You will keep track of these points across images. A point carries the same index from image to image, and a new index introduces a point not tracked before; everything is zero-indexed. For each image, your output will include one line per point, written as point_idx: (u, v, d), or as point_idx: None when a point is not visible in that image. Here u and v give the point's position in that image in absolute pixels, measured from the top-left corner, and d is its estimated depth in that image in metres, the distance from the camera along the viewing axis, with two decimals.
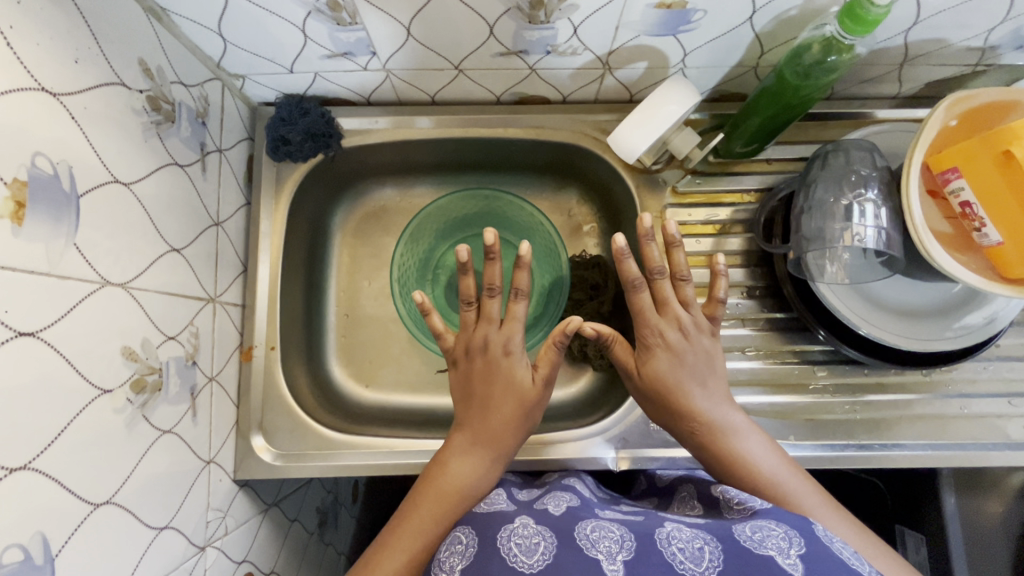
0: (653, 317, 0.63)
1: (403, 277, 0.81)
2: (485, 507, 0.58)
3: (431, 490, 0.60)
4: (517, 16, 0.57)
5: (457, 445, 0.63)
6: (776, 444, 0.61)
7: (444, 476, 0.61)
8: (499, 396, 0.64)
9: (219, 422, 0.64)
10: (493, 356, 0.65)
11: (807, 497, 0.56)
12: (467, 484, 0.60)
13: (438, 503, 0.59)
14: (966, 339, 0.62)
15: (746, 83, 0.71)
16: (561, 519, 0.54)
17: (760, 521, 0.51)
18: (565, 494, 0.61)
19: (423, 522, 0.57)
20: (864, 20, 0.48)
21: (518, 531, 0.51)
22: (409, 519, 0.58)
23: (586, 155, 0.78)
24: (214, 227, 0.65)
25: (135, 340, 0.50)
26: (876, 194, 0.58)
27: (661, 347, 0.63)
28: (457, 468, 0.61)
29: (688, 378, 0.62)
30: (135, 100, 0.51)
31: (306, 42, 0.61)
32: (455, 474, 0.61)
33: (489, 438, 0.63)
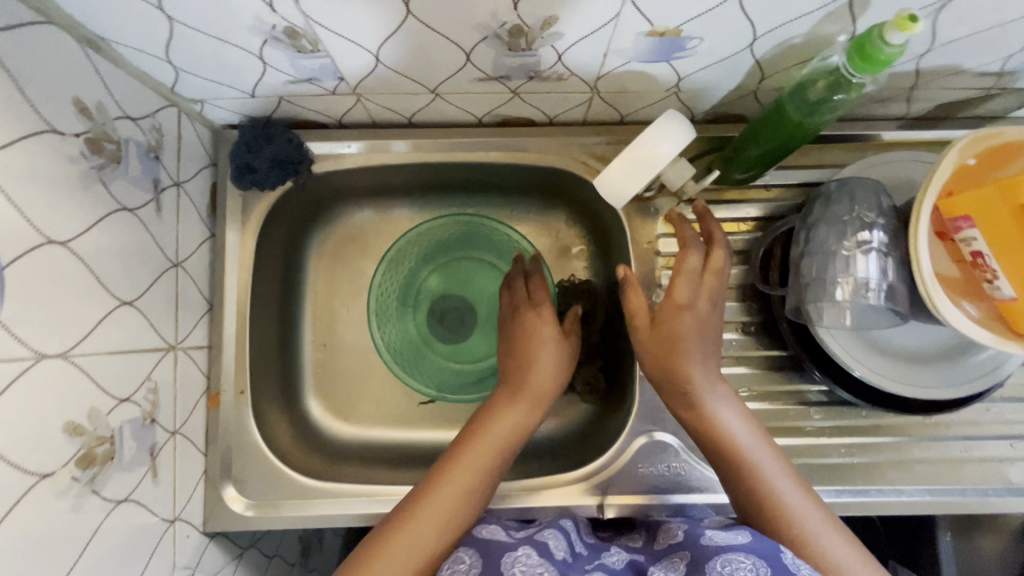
0: (682, 281, 0.59)
1: (382, 305, 0.78)
2: (485, 534, 0.55)
3: (468, 455, 0.59)
4: (496, 44, 0.52)
5: (492, 417, 0.63)
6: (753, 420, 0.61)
7: (479, 444, 0.60)
8: (530, 371, 0.66)
9: (186, 475, 0.60)
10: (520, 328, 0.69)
11: (781, 480, 0.55)
12: (501, 453, 0.60)
13: (476, 469, 0.58)
14: (969, 388, 0.59)
15: (745, 105, 0.66)
16: (562, 559, 0.52)
17: (730, 554, 0.49)
18: (561, 533, 0.57)
19: (461, 485, 0.57)
20: (874, 59, 0.43)
21: (523, 560, 0.50)
22: (445, 482, 0.56)
23: (574, 179, 0.73)
24: (174, 269, 0.60)
25: (80, 412, 0.46)
26: (881, 244, 0.53)
27: (690, 310, 0.59)
28: (493, 436, 0.61)
29: (696, 344, 0.59)
30: (70, 146, 0.46)
31: (266, 69, 0.56)
32: (490, 443, 0.60)
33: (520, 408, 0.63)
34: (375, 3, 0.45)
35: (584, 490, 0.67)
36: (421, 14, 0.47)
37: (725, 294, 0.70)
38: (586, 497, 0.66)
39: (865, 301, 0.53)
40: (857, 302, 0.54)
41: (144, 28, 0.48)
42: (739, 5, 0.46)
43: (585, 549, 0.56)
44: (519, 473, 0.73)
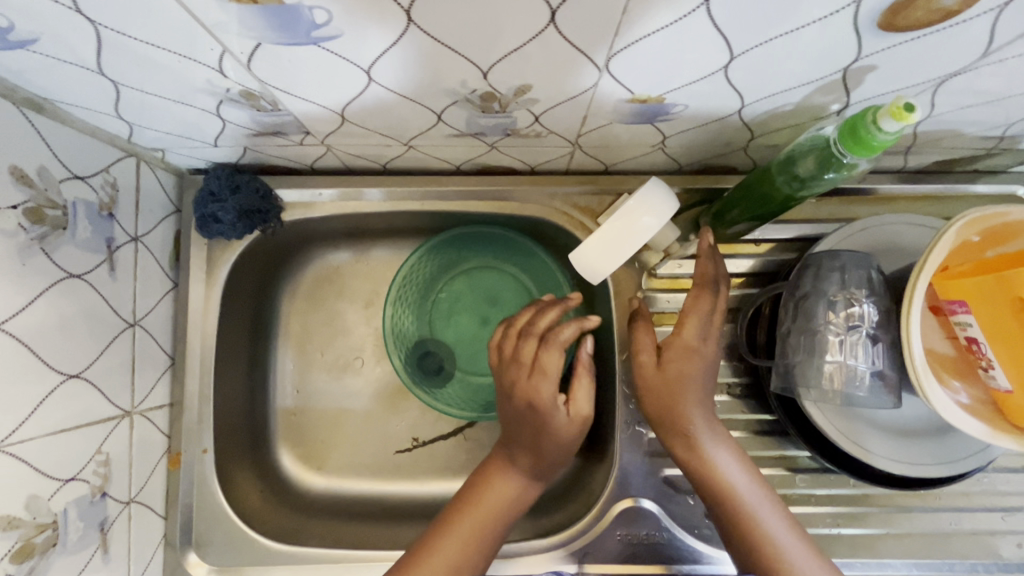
0: (695, 321, 0.55)
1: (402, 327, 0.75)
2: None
3: (467, 514, 0.57)
4: (468, 106, 0.49)
5: (495, 477, 0.60)
6: (750, 462, 0.57)
7: (482, 501, 0.58)
8: (539, 435, 0.58)
9: (143, 544, 0.58)
10: (525, 399, 0.57)
11: (780, 529, 0.52)
12: (504, 514, 0.58)
13: (478, 526, 0.57)
14: (958, 466, 0.57)
15: (735, 159, 0.63)
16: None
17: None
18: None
19: (460, 546, 0.56)
20: (865, 142, 0.41)
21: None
22: (445, 540, 0.56)
23: (556, 229, 0.70)
24: (131, 328, 0.57)
25: (17, 504, 0.43)
26: (874, 330, 0.51)
27: (694, 351, 0.55)
28: (497, 495, 0.59)
29: (697, 389, 0.55)
30: (5, 220, 0.43)
31: (226, 124, 0.53)
32: (490, 505, 0.58)
33: (527, 467, 0.59)
34: (335, 72, 0.42)
35: (559, 557, 0.65)
36: (384, 81, 0.44)
37: None
38: (561, 564, 0.64)
39: (857, 386, 0.51)
40: (846, 386, 0.51)
41: (89, 90, 0.45)
42: (725, 78, 0.43)
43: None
44: None
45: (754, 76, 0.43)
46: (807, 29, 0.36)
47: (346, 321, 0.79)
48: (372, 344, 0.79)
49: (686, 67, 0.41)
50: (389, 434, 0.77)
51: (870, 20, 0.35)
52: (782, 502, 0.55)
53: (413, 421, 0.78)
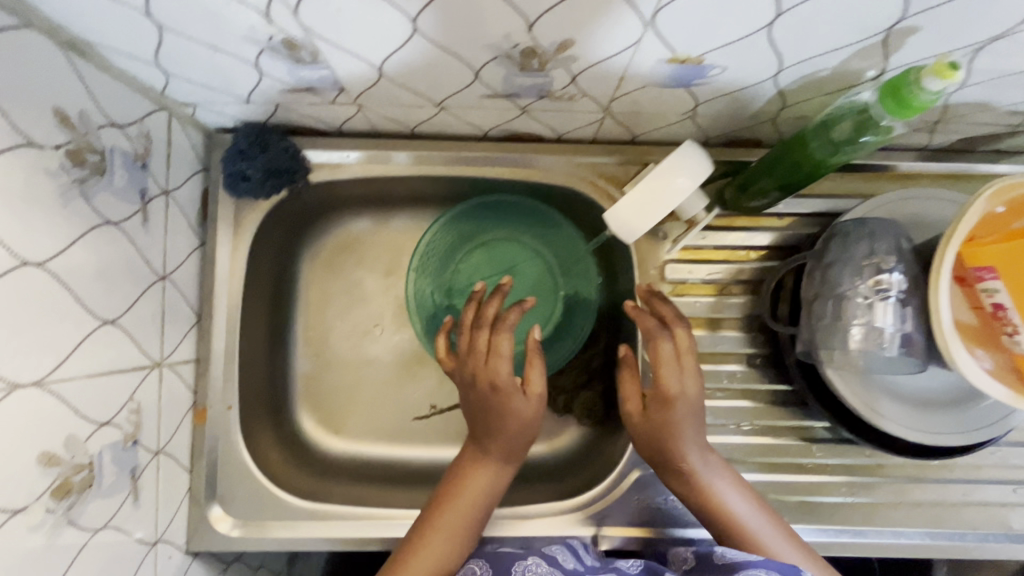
0: (668, 372, 0.57)
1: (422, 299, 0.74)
2: (496, 549, 0.60)
3: (448, 508, 0.58)
4: (507, 63, 0.49)
5: (473, 469, 0.60)
6: (754, 492, 0.59)
7: (462, 496, 0.59)
8: (502, 424, 0.59)
9: (169, 496, 0.59)
10: (489, 386, 0.59)
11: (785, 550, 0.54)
12: (481, 504, 0.59)
13: (459, 518, 0.57)
14: (974, 435, 0.57)
15: (763, 131, 0.63)
16: (572, 570, 0.56)
17: (751, 570, 0.51)
18: (569, 548, 0.61)
19: (443, 540, 0.56)
20: (905, 103, 0.41)
21: (532, 568, 0.55)
22: (430, 534, 0.56)
23: (580, 198, 0.71)
24: (161, 281, 0.58)
25: (57, 441, 0.44)
26: (903, 292, 0.51)
27: (681, 399, 0.57)
28: (474, 485, 0.59)
29: (688, 427, 0.57)
30: (49, 159, 0.43)
31: (263, 77, 0.53)
32: (469, 497, 0.59)
33: (497, 455, 0.60)
34: (381, 21, 0.43)
35: (577, 520, 0.66)
36: (429, 32, 0.44)
37: (729, 324, 0.68)
38: (579, 527, 0.65)
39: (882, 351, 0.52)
40: (872, 350, 0.52)
41: (132, 35, 0.45)
42: (767, 37, 0.44)
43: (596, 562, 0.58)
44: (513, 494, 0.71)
45: (797, 35, 0.43)
46: None
47: (367, 288, 0.79)
48: (392, 312, 0.79)
49: (732, 23, 0.42)
50: (407, 401, 0.78)
51: None
52: (785, 525, 0.56)
53: (431, 389, 0.78)
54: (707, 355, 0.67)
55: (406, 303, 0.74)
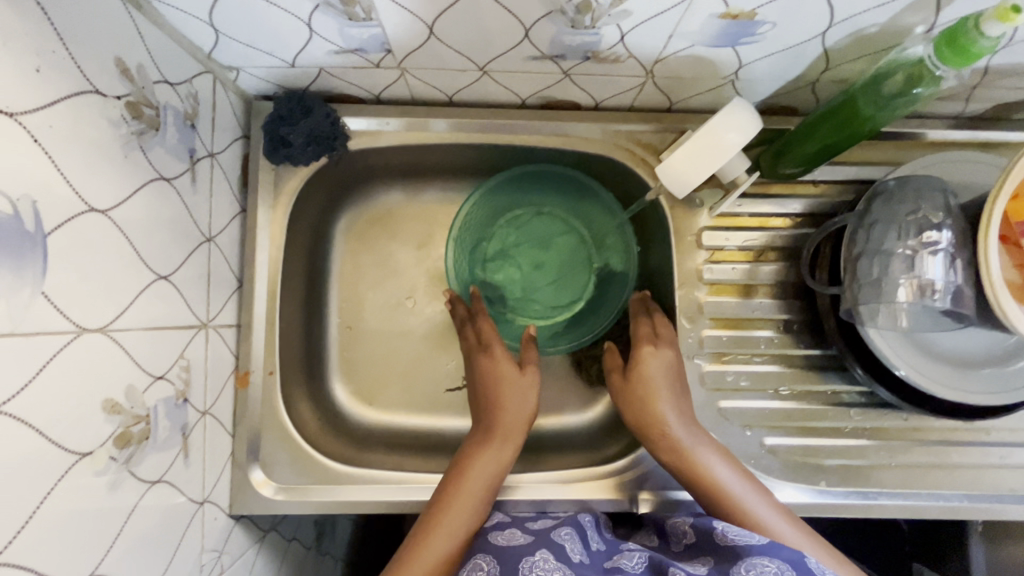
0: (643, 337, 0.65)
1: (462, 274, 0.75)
2: (502, 540, 0.54)
3: (459, 493, 0.59)
4: (559, 20, 0.49)
5: (479, 453, 0.62)
6: (740, 464, 0.60)
7: (470, 478, 0.60)
8: (499, 397, 0.65)
9: (214, 458, 0.59)
10: (484, 367, 0.68)
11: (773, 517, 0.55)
12: (489, 485, 0.60)
13: (470, 503, 0.58)
14: (1019, 394, 0.58)
15: (801, 97, 0.63)
16: (579, 562, 0.52)
17: (754, 557, 0.48)
18: (576, 533, 0.56)
19: (457, 525, 0.56)
20: (966, 51, 0.42)
21: (540, 566, 0.49)
22: (442, 520, 0.56)
23: (615, 166, 0.71)
24: (207, 244, 0.58)
25: (118, 390, 0.44)
26: (950, 244, 0.52)
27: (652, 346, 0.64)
28: (481, 467, 0.61)
29: (664, 384, 0.62)
30: (111, 108, 0.43)
31: (312, 37, 0.53)
32: (477, 480, 0.60)
33: (500, 436, 0.63)
34: None
35: (617, 484, 0.66)
36: None
37: (765, 290, 0.68)
38: (618, 491, 0.65)
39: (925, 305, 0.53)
40: (915, 304, 0.54)
41: None
42: None
43: (601, 546, 0.56)
44: (548, 462, 0.72)
45: None
46: None
47: (399, 261, 0.80)
48: (424, 285, 0.80)
49: None
50: (440, 372, 0.79)
51: None
52: (773, 497, 0.57)
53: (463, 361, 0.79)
54: (744, 321, 0.68)
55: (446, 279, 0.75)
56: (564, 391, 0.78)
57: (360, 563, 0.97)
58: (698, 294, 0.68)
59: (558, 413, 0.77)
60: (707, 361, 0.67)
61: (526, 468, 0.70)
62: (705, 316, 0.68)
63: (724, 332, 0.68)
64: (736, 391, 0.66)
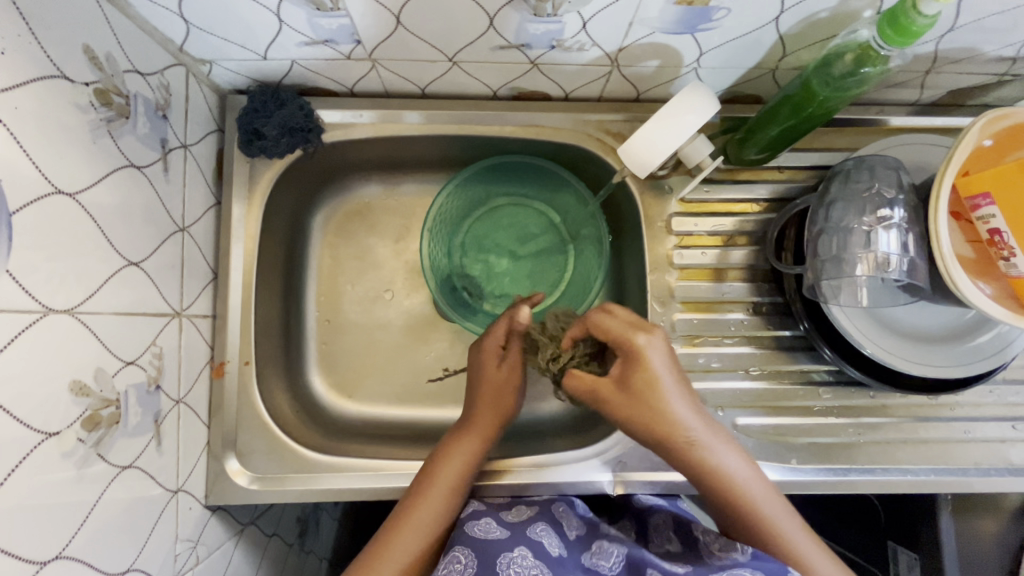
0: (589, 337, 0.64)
1: (438, 269, 0.75)
2: (479, 532, 0.54)
3: (433, 486, 0.58)
4: (521, 8, 0.51)
5: (456, 445, 0.61)
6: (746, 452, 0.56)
7: (441, 473, 0.59)
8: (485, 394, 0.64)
9: (189, 447, 0.59)
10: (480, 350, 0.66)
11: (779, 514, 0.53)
12: (461, 479, 0.59)
13: (446, 494, 0.58)
14: (979, 367, 0.60)
15: (764, 85, 0.65)
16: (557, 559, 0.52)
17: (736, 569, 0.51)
18: (551, 527, 0.57)
19: (431, 518, 0.56)
20: (906, 29, 0.44)
21: (519, 563, 0.49)
22: (414, 514, 0.56)
23: (586, 156, 0.72)
24: (180, 233, 0.58)
25: (87, 372, 0.44)
26: (902, 218, 0.54)
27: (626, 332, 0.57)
28: (451, 461, 0.60)
29: (666, 378, 0.52)
30: (79, 94, 0.44)
31: (282, 28, 0.54)
32: (455, 472, 0.59)
33: (481, 430, 0.62)
34: None
35: (593, 467, 0.66)
36: None
37: (735, 274, 0.70)
38: (596, 474, 0.66)
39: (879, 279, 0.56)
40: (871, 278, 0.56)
41: None
42: None
43: (575, 538, 0.57)
44: (527, 448, 0.73)
45: None
46: None
47: (377, 254, 0.80)
48: (402, 277, 0.80)
49: None
50: (419, 363, 0.79)
51: None
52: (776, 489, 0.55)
53: (441, 352, 0.79)
54: (715, 304, 0.69)
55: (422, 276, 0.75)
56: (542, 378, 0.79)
57: (346, 560, 0.96)
58: (669, 279, 0.69)
59: (536, 401, 0.78)
60: (680, 344, 0.68)
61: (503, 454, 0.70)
62: (676, 300, 0.69)
63: (695, 315, 0.69)
64: (708, 372, 0.68)
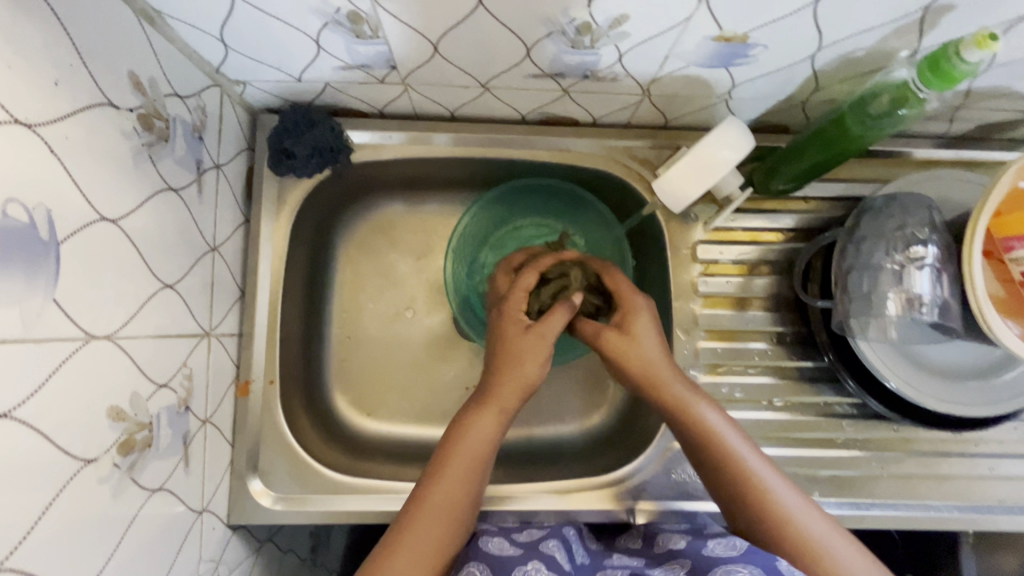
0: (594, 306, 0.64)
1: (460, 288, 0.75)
2: (494, 549, 0.54)
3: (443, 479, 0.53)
4: (559, 41, 0.51)
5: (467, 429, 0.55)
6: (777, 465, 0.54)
7: (459, 450, 0.54)
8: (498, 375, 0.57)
9: (214, 466, 0.59)
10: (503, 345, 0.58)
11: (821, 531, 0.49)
12: (479, 457, 0.55)
13: (458, 485, 0.53)
14: (1006, 407, 0.60)
15: (793, 116, 0.65)
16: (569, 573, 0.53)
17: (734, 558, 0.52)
18: (563, 544, 0.57)
19: (443, 515, 0.52)
20: (947, 75, 0.44)
21: None
22: (425, 511, 0.52)
23: (612, 181, 0.73)
24: (211, 253, 0.59)
25: (123, 398, 0.44)
26: (935, 259, 0.54)
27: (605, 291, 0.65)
28: (471, 440, 0.55)
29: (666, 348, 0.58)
30: (124, 121, 0.44)
31: (320, 53, 0.54)
32: (468, 462, 0.54)
33: (498, 411, 0.56)
34: None
35: (613, 495, 0.66)
36: (492, 6, 0.47)
37: (758, 303, 0.70)
38: (617, 501, 0.66)
39: (913, 321, 0.55)
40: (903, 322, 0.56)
41: (202, 3, 0.46)
42: (812, 14, 0.46)
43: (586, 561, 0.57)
44: (545, 472, 0.72)
45: (841, 12, 0.45)
46: None
47: (399, 271, 0.80)
48: (423, 296, 0.80)
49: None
50: (438, 382, 0.79)
51: None
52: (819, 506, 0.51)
53: (461, 371, 0.79)
54: (738, 333, 0.69)
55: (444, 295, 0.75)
56: (561, 400, 0.79)
57: None
58: (693, 306, 0.69)
59: (555, 423, 0.78)
60: (703, 373, 0.68)
61: (522, 479, 0.70)
62: (700, 328, 0.69)
63: (718, 344, 0.69)
64: (730, 401, 0.68)
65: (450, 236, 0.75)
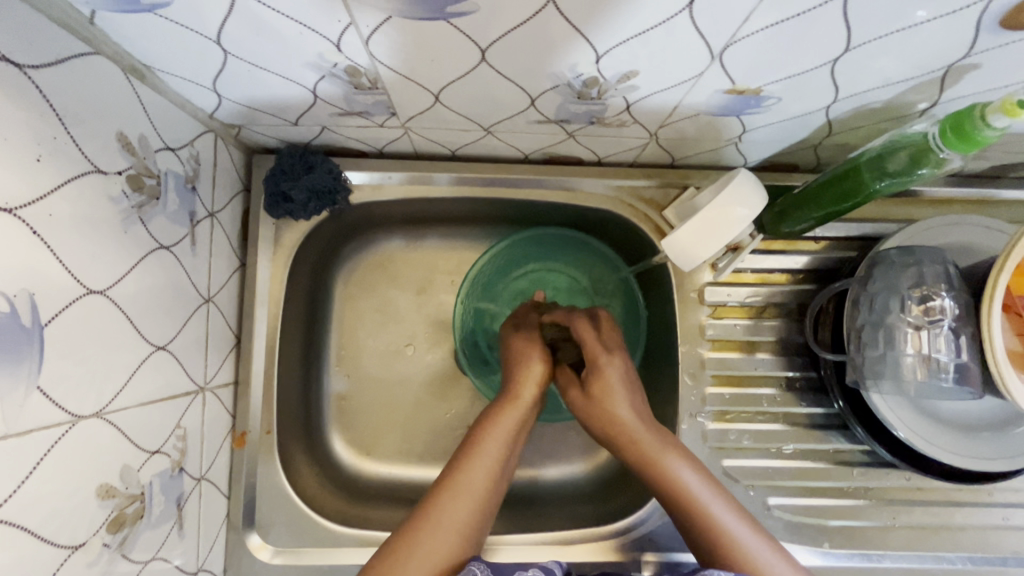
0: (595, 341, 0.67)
1: (470, 333, 0.75)
2: None
3: (466, 468, 0.51)
4: (566, 92, 0.49)
5: (496, 419, 0.55)
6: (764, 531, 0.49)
7: (472, 465, 0.51)
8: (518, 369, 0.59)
9: (209, 524, 0.58)
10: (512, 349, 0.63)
11: None
12: (492, 469, 0.51)
13: (477, 490, 0.50)
14: (1017, 461, 0.58)
15: (804, 157, 0.64)
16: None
17: None
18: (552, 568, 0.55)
19: (466, 504, 0.48)
20: (970, 137, 0.44)
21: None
22: (448, 498, 0.48)
23: (618, 220, 0.71)
24: (205, 305, 0.57)
25: (114, 473, 0.43)
26: (954, 321, 0.52)
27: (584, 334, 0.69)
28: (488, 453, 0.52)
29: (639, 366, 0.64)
30: (112, 186, 0.42)
31: (316, 101, 0.52)
32: (488, 455, 0.52)
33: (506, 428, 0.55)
34: (451, 51, 0.43)
35: (619, 546, 0.65)
36: (495, 62, 0.44)
37: (767, 346, 0.68)
38: (622, 553, 0.65)
39: (938, 386, 0.54)
40: (927, 386, 0.55)
41: (194, 60, 0.44)
42: (830, 71, 0.44)
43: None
44: (548, 517, 0.71)
45: (859, 69, 0.44)
46: (931, 23, 0.37)
47: (399, 308, 0.79)
48: (423, 333, 0.79)
49: (799, 56, 0.42)
50: (439, 420, 0.77)
51: (993, 18, 0.37)
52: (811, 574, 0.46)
53: (463, 411, 0.77)
54: (747, 378, 0.68)
55: (454, 341, 0.75)
56: (564, 440, 0.78)
57: None
58: (701, 350, 0.68)
59: (559, 464, 0.77)
60: (711, 419, 0.67)
61: (524, 526, 0.69)
62: (707, 372, 0.67)
63: (726, 389, 0.67)
64: (739, 449, 0.66)
65: (461, 281, 0.74)
